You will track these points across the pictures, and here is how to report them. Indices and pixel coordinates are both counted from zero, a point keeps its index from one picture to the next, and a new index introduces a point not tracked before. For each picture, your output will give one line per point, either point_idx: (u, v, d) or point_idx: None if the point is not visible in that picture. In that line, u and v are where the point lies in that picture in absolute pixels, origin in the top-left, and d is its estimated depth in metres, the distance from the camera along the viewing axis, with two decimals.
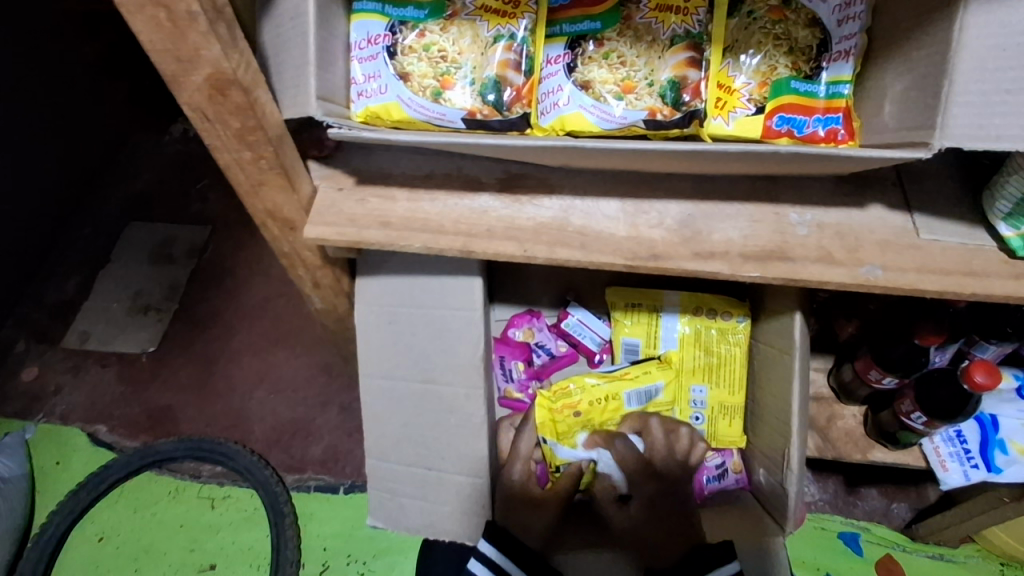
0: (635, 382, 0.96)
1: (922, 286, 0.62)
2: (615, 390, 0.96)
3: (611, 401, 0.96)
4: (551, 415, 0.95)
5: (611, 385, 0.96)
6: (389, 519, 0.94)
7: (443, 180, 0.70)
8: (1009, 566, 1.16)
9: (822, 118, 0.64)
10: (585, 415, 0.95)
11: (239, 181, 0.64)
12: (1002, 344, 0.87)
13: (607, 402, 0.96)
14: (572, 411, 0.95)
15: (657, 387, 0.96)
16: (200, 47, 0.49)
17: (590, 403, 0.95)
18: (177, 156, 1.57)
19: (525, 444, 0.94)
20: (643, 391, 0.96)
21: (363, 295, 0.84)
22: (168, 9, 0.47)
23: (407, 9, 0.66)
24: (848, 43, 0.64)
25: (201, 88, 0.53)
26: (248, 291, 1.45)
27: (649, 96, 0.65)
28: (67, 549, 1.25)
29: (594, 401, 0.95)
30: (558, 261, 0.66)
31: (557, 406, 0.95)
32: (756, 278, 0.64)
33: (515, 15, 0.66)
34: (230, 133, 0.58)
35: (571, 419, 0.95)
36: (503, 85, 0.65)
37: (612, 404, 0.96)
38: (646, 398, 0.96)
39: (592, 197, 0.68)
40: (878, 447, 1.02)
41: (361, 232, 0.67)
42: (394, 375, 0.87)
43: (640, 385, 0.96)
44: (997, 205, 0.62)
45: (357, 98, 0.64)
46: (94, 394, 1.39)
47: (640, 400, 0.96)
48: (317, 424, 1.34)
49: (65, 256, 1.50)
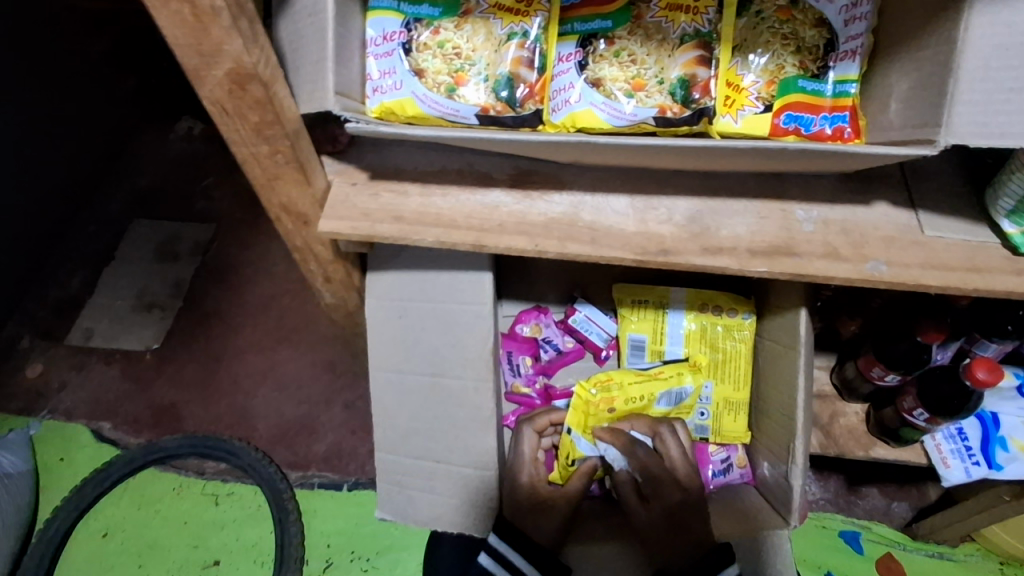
0: (667, 383, 0.95)
1: (926, 282, 0.63)
2: (651, 391, 0.95)
3: (644, 401, 0.95)
4: (589, 407, 0.93)
5: (645, 384, 0.95)
6: (397, 512, 0.93)
7: (455, 176, 0.71)
8: (1008, 565, 1.17)
9: (829, 117, 0.65)
10: (618, 412, 0.94)
11: (255, 175, 0.65)
12: (1003, 343, 0.87)
13: (641, 402, 0.95)
14: (608, 407, 0.94)
15: (686, 391, 0.96)
16: (221, 42, 0.50)
17: (625, 403, 0.94)
18: (182, 155, 1.58)
19: (526, 447, 0.94)
20: (673, 393, 0.95)
21: (374, 290, 0.85)
22: (191, 5, 0.48)
23: (422, 7, 0.67)
24: (854, 43, 0.65)
25: (222, 82, 0.54)
26: (254, 289, 1.46)
27: (659, 94, 0.66)
28: (72, 544, 1.25)
29: (629, 400, 0.94)
30: (567, 256, 0.67)
31: (596, 400, 0.93)
32: (762, 274, 0.65)
33: (528, 13, 0.67)
34: (248, 127, 0.59)
35: (603, 414, 0.94)
36: (516, 82, 0.66)
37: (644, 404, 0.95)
38: (677, 400, 0.96)
39: (602, 194, 0.69)
40: (879, 444, 1.03)
41: (374, 227, 0.68)
42: (404, 370, 0.88)
43: (672, 387, 0.95)
44: (1000, 203, 0.63)
45: (372, 94, 0.65)
46: (99, 390, 1.40)
47: (670, 401, 0.96)
48: (322, 421, 1.35)
49: (70, 254, 1.51)
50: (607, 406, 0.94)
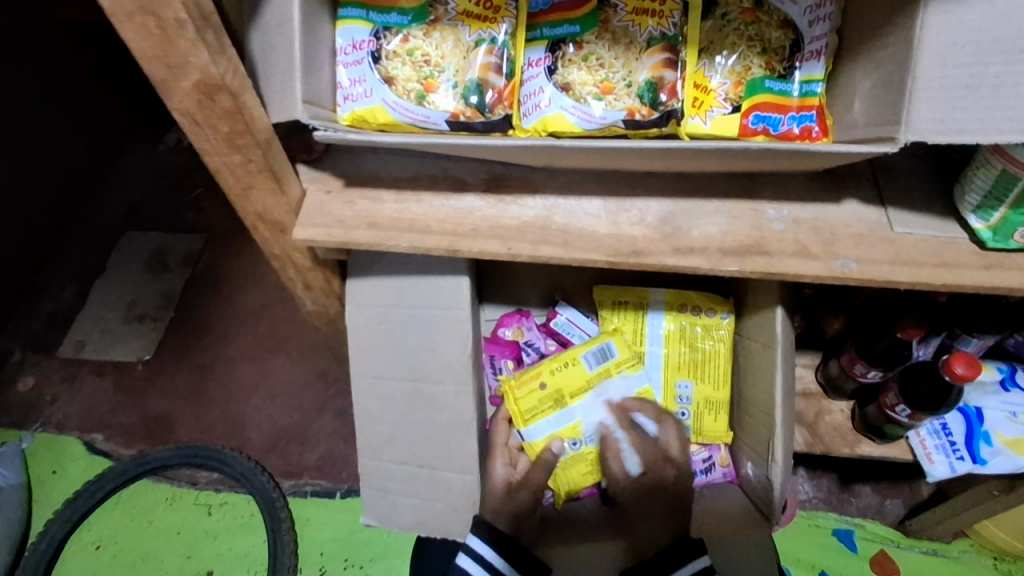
0: (587, 343, 0.96)
1: (895, 279, 0.64)
2: (573, 353, 0.96)
3: (570, 366, 0.95)
4: (516, 396, 0.95)
5: (566, 352, 0.96)
6: (382, 517, 0.95)
7: (429, 181, 0.71)
8: (1002, 560, 1.18)
9: (796, 116, 0.66)
10: (550, 386, 0.94)
11: (229, 185, 0.66)
12: (984, 336, 0.89)
13: (568, 367, 0.95)
14: (535, 383, 0.94)
15: (608, 344, 0.96)
16: (188, 54, 0.51)
17: (553, 372, 0.95)
18: (171, 165, 1.59)
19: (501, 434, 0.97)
20: (597, 350, 0.95)
21: (354, 296, 0.85)
22: (156, 17, 0.48)
23: (391, 16, 0.68)
24: (818, 43, 0.65)
25: (190, 93, 0.55)
26: (243, 298, 1.46)
27: (627, 97, 0.67)
28: (65, 557, 1.25)
29: (554, 369, 0.95)
30: (541, 259, 0.68)
31: (519, 382, 0.95)
32: (733, 273, 0.66)
33: (495, 19, 0.68)
34: (219, 137, 0.59)
35: (538, 396, 0.94)
36: (485, 88, 0.67)
37: (572, 370, 0.95)
38: (604, 358, 0.95)
39: (575, 196, 0.70)
40: (865, 442, 1.02)
41: (349, 233, 0.69)
42: (385, 375, 0.88)
43: (592, 345, 0.96)
44: (967, 198, 0.63)
45: (343, 102, 0.66)
46: (91, 402, 1.40)
47: (597, 361, 0.95)
48: (313, 430, 1.35)
49: (61, 266, 1.51)
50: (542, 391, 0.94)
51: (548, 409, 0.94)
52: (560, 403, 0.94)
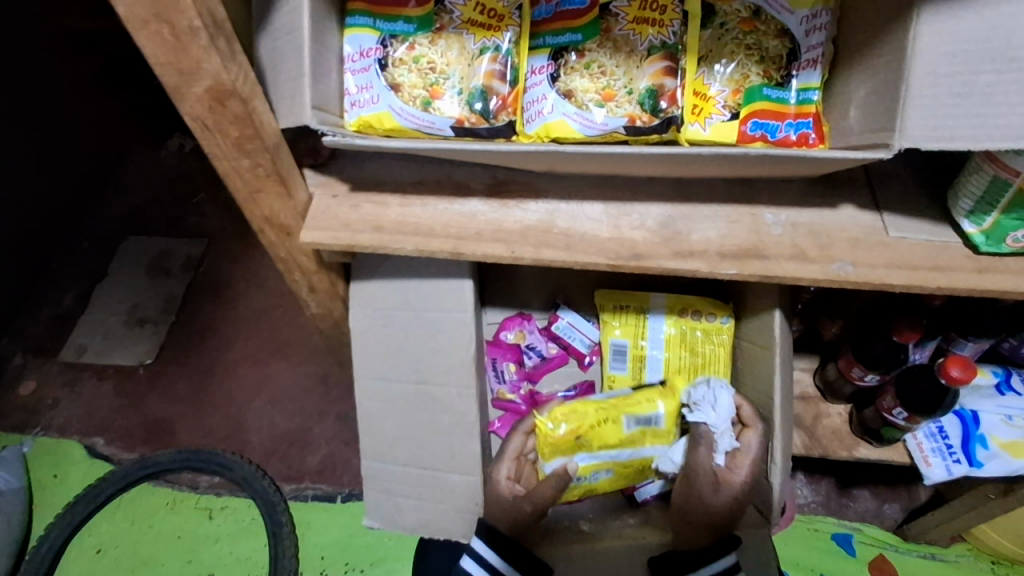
0: (635, 406, 0.90)
1: (891, 282, 0.65)
2: (616, 412, 0.90)
3: (610, 424, 0.90)
4: (547, 435, 0.89)
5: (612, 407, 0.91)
6: (385, 520, 0.96)
7: (434, 186, 0.73)
8: (1000, 564, 1.19)
9: (794, 123, 0.67)
10: (587, 439, 0.89)
11: (237, 190, 0.67)
12: (979, 340, 0.91)
13: (608, 425, 0.90)
14: (575, 434, 0.89)
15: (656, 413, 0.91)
16: (200, 60, 0.52)
17: (593, 424, 0.89)
18: (173, 170, 1.60)
19: (512, 445, 0.94)
20: (642, 415, 0.90)
21: (358, 299, 0.87)
22: (171, 25, 0.50)
23: (397, 23, 0.69)
24: (814, 52, 0.67)
25: (202, 99, 0.56)
26: (245, 303, 1.47)
27: (628, 104, 0.68)
28: (66, 561, 1.26)
29: (597, 424, 0.89)
30: (543, 262, 0.69)
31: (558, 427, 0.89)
32: (732, 276, 0.67)
33: (499, 28, 0.69)
34: (229, 142, 0.60)
35: (565, 440, 0.89)
36: (489, 94, 0.68)
37: (611, 428, 0.90)
38: (645, 422, 0.90)
39: (576, 201, 0.71)
40: (863, 444, 1.03)
41: (355, 236, 0.70)
42: (388, 378, 0.89)
43: (640, 411, 0.90)
44: (960, 203, 0.65)
45: (351, 108, 0.67)
46: (93, 406, 1.41)
47: (638, 425, 0.90)
48: (315, 433, 1.36)
49: (64, 271, 1.52)
50: (573, 433, 0.89)
51: (571, 449, 0.89)
52: (585, 449, 0.90)
